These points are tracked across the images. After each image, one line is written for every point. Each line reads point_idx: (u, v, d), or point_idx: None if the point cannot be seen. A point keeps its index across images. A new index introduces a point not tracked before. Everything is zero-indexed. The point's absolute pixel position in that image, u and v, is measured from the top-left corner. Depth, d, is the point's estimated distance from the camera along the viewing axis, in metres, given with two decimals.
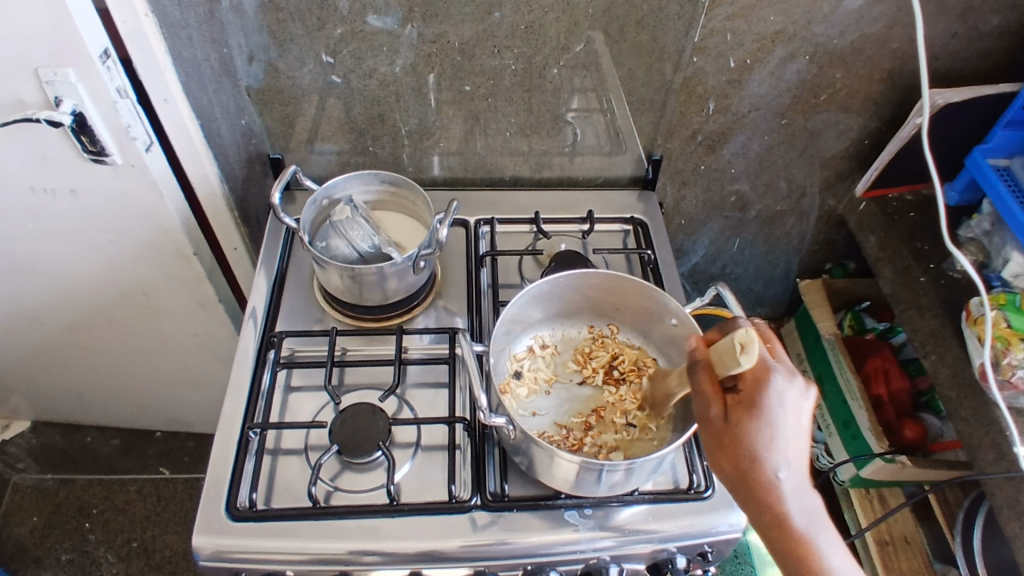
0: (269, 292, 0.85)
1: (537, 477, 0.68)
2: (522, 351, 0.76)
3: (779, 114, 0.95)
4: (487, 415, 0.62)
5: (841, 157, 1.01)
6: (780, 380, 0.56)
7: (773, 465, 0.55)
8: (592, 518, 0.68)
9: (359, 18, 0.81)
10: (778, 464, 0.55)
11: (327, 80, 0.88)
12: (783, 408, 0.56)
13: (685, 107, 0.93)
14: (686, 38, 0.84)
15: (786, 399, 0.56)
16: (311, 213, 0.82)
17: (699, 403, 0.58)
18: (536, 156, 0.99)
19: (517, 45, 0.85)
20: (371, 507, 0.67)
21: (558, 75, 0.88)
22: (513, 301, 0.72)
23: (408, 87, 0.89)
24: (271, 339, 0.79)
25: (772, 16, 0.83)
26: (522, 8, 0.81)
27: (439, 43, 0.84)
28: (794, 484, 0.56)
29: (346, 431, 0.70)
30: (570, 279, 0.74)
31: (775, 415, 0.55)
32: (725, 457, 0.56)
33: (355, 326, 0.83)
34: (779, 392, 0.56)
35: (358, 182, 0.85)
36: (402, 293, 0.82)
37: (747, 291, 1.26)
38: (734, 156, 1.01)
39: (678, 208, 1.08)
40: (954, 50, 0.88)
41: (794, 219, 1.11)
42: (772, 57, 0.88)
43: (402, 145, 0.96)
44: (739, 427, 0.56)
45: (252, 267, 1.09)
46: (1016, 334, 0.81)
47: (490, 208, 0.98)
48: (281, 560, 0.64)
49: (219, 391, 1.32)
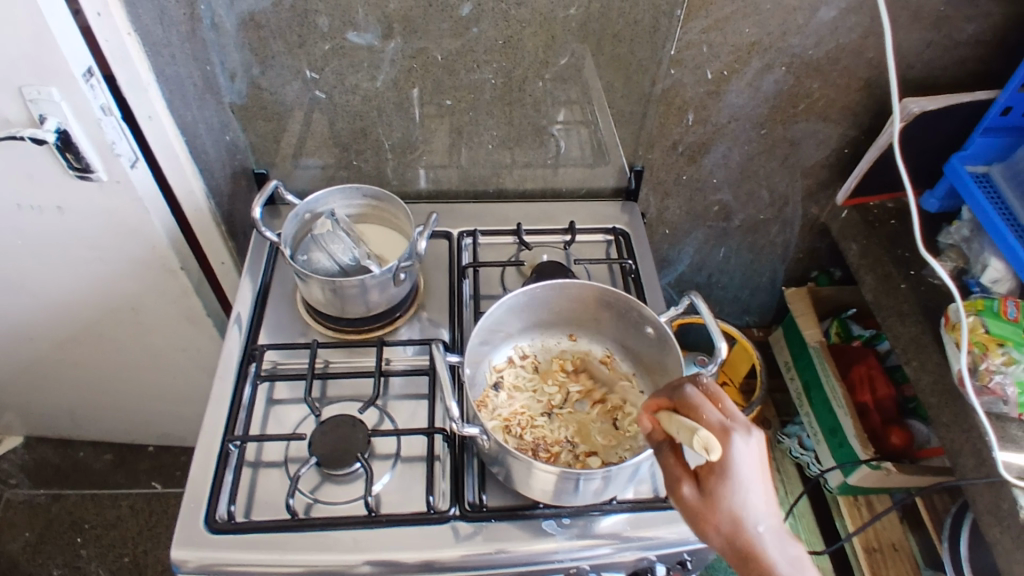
0: (253, 303, 0.86)
1: (516, 487, 0.68)
2: (501, 361, 0.77)
3: (758, 124, 0.96)
4: (461, 425, 0.62)
5: (822, 166, 1.02)
6: (739, 438, 0.54)
7: (753, 523, 0.53)
8: (572, 527, 0.68)
9: (340, 34, 0.82)
10: (758, 519, 0.53)
11: (311, 95, 0.89)
12: (747, 463, 0.53)
13: (664, 119, 0.95)
14: (663, 51, 0.86)
15: (748, 454, 0.54)
16: (292, 226, 0.83)
17: (668, 481, 0.56)
18: (519, 168, 1.00)
19: (496, 59, 0.86)
20: (351, 519, 0.67)
21: (539, 88, 0.89)
22: (491, 310, 0.72)
23: (390, 102, 0.90)
24: (253, 352, 0.80)
25: (747, 28, 0.85)
26: (500, 22, 0.82)
27: (420, 57, 0.85)
28: (778, 536, 0.53)
29: (325, 443, 0.70)
30: (547, 290, 0.74)
31: (742, 471, 0.53)
32: (708, 528, 0.54)
33: (337, 338, 0.84)
34: (740, 449, 0.53)
35: (340, 196, 0.85)
36: (384, 305, 0.82)
37: (734, 300, 1.26)
38: (715, 166, 1.02)
39: (662, 218, 1.09)
40: (929, 59, 0.89)
41: (778, 227, 1.12)
42: (749, 68, 0.89)
43: (386, 158, 0.97)
44: (714, 494, 0.53)
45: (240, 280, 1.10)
46: (995, 339, 0.81)
47: (474, 220, 0.99)
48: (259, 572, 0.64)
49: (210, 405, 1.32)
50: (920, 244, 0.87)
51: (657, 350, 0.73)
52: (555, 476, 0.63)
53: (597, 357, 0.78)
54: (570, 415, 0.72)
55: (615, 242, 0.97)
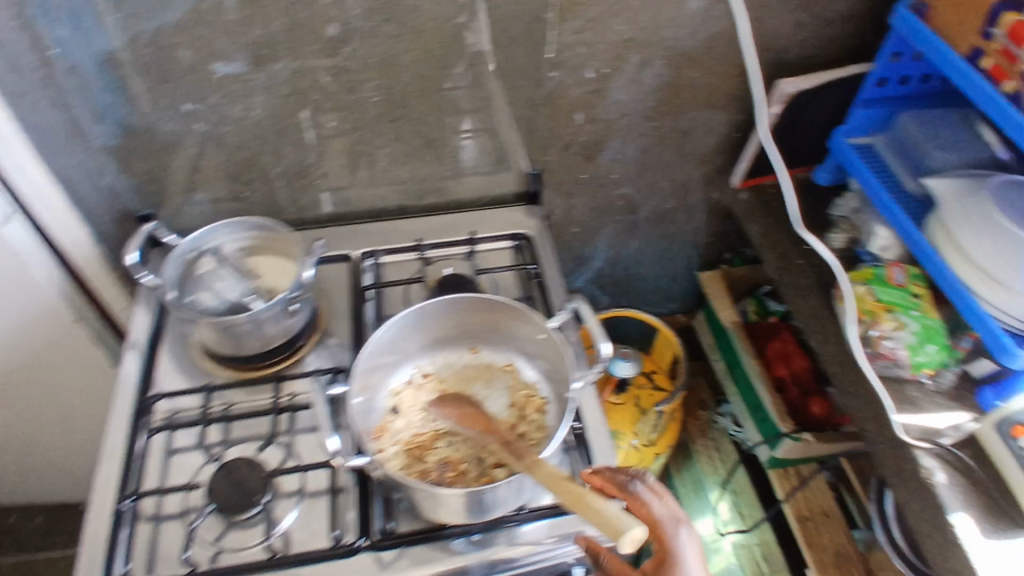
0: (146, 349, 0.83)
1: (422, 511, 0.67)
2: (401, 384, 0.76)
3: (647, 118, 0.97)
4: (345, 458, 0.61)
5: (716, 152, 1.04)
6: (683, 531, 0.60)
7: None
8: (482, 544, 0.68)
9: (205, 67, 0.80)
10: None
11: (191, 130, 0.86)
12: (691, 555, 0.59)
13: (554, 121, 0.95)
14: (538, 54, 0.86)
15: (691, 545, 0.60)
16: (175, 269, 0.80)
17: None
18: (418, 183, 0.99)
19: (374, 77, 0.84)
20: (257, 563, 0.66)
21: (422, 103, 0.89)
22: (380, 334, 0.72)
23: (274, 129, 0.88)
24: (145, 402, 0.77)
25: (619, 25, 0.85)
26: (371, 40, 0.81)
27: (298, 81, 0.83)
28: None
29: (224, 489, 0.68)
30: (434, 307, 0.74)
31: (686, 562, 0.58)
32: None
33: (237, 377, 0.81)
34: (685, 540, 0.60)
35: (226, 232, 0.83)
36: (280, 336, 0.81)
37: (655, 288, 1.28)
38: (613, 162, 1.02)
39: (569, 217, 1.10)
40: (802, 39, 0.91)
41: (684, 215, 1.14)
42: (630, 64, 0.90)
43: (280, 185, 0.95)
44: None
45: None
46: (885, 307, 0.84)
47: (376, 239, 0.97)
48: None
49: None
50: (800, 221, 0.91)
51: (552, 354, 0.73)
52: (450, 500, 0.62)
53: (499, 367, 0.78)
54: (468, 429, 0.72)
55: (519, 248, 0.97)
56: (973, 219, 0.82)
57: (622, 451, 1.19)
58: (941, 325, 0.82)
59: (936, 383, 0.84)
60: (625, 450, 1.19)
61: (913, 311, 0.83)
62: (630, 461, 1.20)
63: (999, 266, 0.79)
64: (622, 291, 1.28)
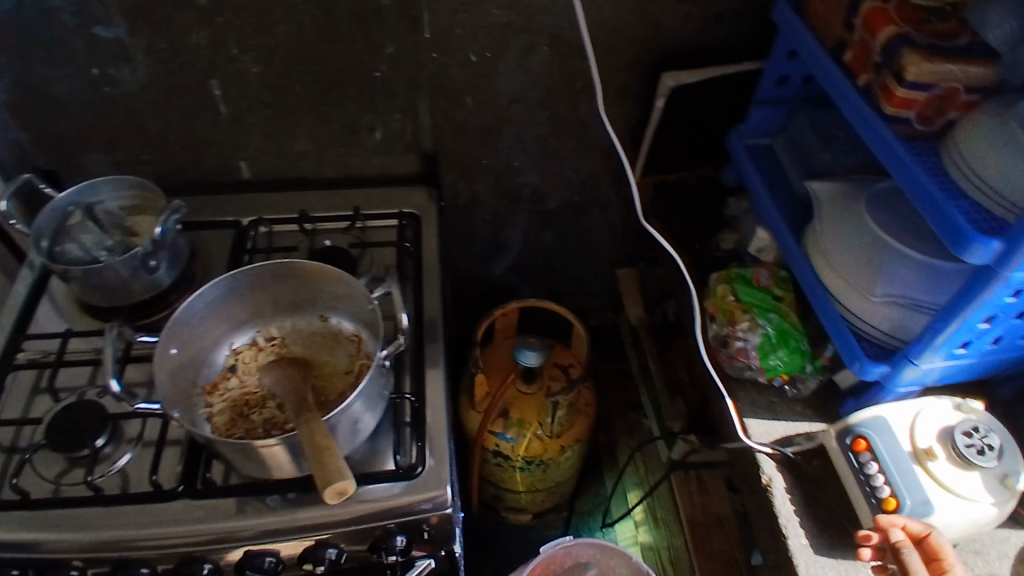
0: (24, 305, 0.86)
1: (253, 470, 0.72)
2: (245, 345, 0.79)
3: (541, 106, 0.96)
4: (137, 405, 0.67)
5: (620, 145, 1.03)
6: None
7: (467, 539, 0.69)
8: (294, 501, 0.71)
9: (87, 29, 0.82)
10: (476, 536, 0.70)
11: (84, 77, 0.87)
12: None
13: (444, 102, 0.94)
14: (417, 35, 0.86)
15: None
16: (54, 219, 0.82)
17: None
18: (313, 157, 0.99)
19: (252, 48, 0.85)
20: (81, 498, 0.70)
21: (304, 77, 0.89)
22: (209, 289, 0.74)
23: (138, 100, 0.90)
24: (16, 363, 0.80)
25: (494, 9, 0.84)
26: (242, 13, 0.82)
27: (178, 48, 0.85)
28: None
29: (59, 430, 0.73)
30: (308, 266, 0.76)
31: None
32: None
33: (100, 326, 0.85)
34: None
35: (110, 189, 0.84)
36: (149, 294, 0.84)
37: (578, 281, 1.27)
38: (512, 149, 1.01)
39: (474, 202, 1.09)
40: (692, 35, 0.90)
41: (596, 210, 1.13)
42: (511, 50, 0.89)
43: (176, 153, 0.97)
44: None
45: None
46: (742, 307, 0.85)
47: (263, 207, 0.97)
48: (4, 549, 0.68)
49: None
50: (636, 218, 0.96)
51: (383, 381, 0.73)
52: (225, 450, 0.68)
53: (345, 336, 0.79)
54: (296, 400, 0.68)
55: (403, 227, 0.95)
56: (843, 225, 0.79)
57: (524, 442, 1.18)
58: (797, 329, 0.83)
59: (795, 389, 0.83)
60: (528, 441, 1.18)
61: (770, 314, 0.83)
62: (532, 451, 1.19)
63: (857, 273, 0.75)
64: (543, 283, 1.27)
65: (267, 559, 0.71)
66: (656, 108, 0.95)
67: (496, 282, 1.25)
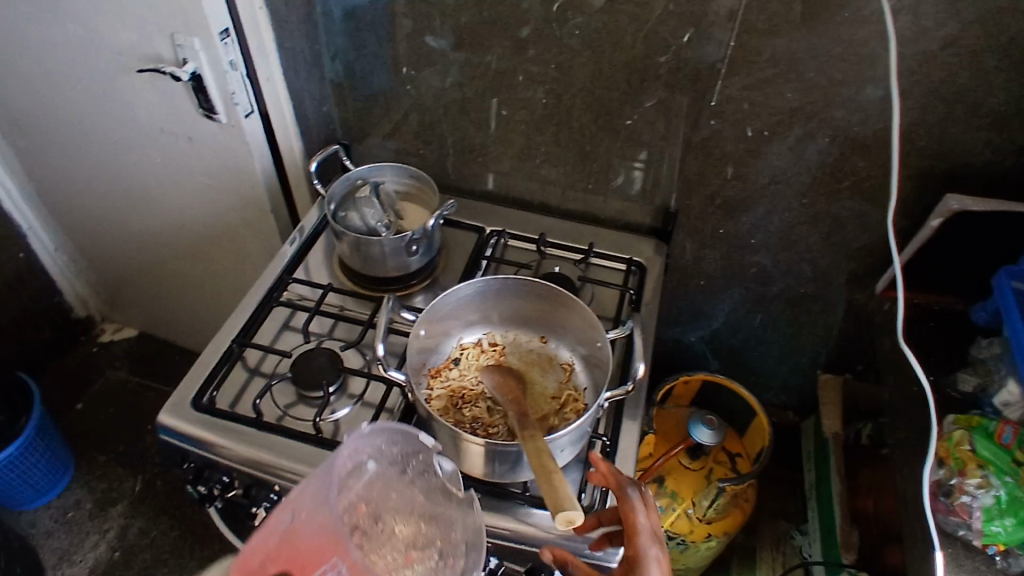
0: (296, 251, 0.99)
1: (451, 458, 0.76)
2: (470, 342, 0.85)
3: (801, 194, 0.94)
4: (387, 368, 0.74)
5: (869, 251, 0.98)
6: None
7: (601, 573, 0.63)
8: (477, 502, 0.76)
9: (419, 36, 0.93)
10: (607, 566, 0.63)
11: (397, 73, 0.99)
12: None
13: (704, 168, 0.96)
14: (703, 101, 0.88)
15: None
16: (343, 187, 0.96)
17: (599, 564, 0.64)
18: (562, 187, 1.05)
19: (548, 81, 0.92)
20: (302, 434, 0.78)
21: (582, 116, 0.95)
22: (463, 288, 0.81)
23: (435, 103, 1.01)
24: (278, 298, 0.92)
25: (789, 92, 0.85)
26: (554, 48, 0.88)
27: (485, 68, 0.94)
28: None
29: (302, 368, 0.83)
30: (551, 291, 0.80)
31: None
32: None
33: (350, 288, 0.95)
34: None
35: (392, 173, 0.98)
36: (397, 270, 0.94)
37: (772, 372, 1.23)
38: (755, 227, 1.00)
39: (697, 267, 1.09)
40: (992, 161, 0.84)
41: (819, 306, 1.08)
42: (791, 134, 0.88)
43: (448, 153, 1.07)
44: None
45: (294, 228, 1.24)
46: (976, 460, 0.81)
47: (507, 222, 1.05)
48: (229, 456, 0.77)
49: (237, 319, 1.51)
50: (899, 335, 0.91)
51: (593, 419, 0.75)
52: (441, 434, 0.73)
53: (559, 362, 0.83)
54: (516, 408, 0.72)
55: (630, 273, 0.99)
56: None
57: (671, 515, 1.13)
58: None
59: (1007, 561, 0.79)
60: (677, 515, 1.13)
61: (1007, 478, 0.79)
62: (678, 529, 1.13)
63: None
64: (735, 362, 1.24)
65: None
66: (928, 226, 0.91)
67: (687, 347, 1.24)
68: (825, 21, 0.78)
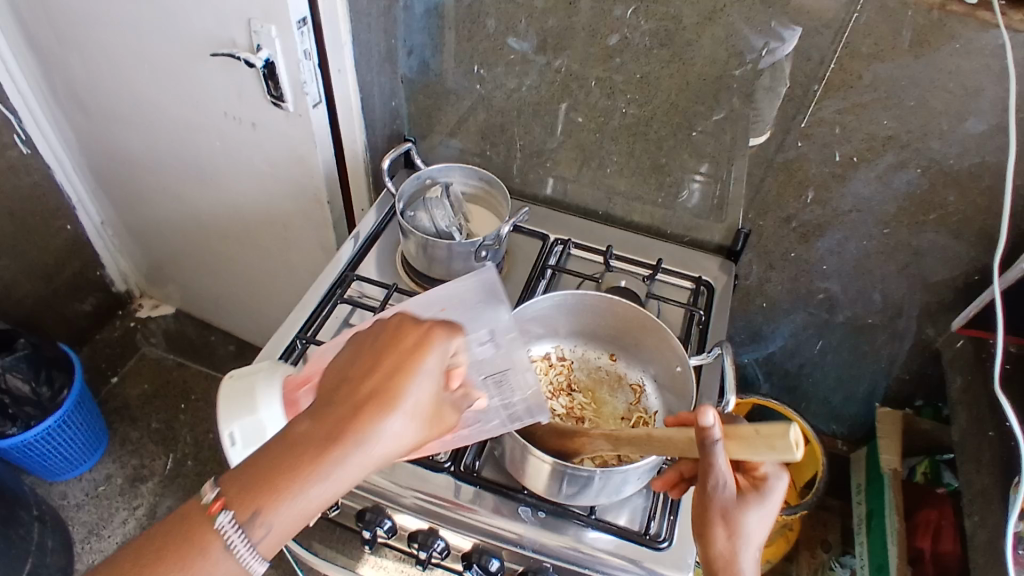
0: (358, 248, 0.98)
1: (515, 471, 0.75)
2: (538, 355, 0.83)
3: (882, 222, 0.91)
4: None
5: (947, 286, 0.95)
6: None
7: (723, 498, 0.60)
8: (541, 520, 0.75)
9: (502, 37, 0.91)
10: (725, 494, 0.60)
11: (471, 71, 0.97)
12: None
13: (782, 189, 0.93)
14: (792, 121, 0.86)
15: None
16: (412, 186, 0.95)
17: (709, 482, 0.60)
18: (629, 198, 1.03)
19: (630, 90, 0.89)
20: None
21: (661, 129, 0.92)
22: (542, 302, 0.79)
23: (509, 105, 0.99)
24: (341, 294, 0.91)
25: (886, 119, 0.81)
26: (642, 58, 0.85)
27: (566, 74, 0.91)
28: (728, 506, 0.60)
29: None
30: (631, 312, 0.78)
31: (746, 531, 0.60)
32: (722, 527, 0.60)
33: (414, 288, 0.94)
34: None
35: (460, 174, 0.96)
36: (462, 275, 0.92)
37: (825, 399, 1.20)
38: (828, 252, 0.97)
39: (762, 288, 1.06)
40: None
41: (886, 337, 1.05)
42: (881, 161, 0.85)
43: (515, 156, 1.05)
44: (742, 504, 0.61)
45: (347, 220, 1.22)
46: None
47: (572, 231, 1.04)
48: None
49: (278, 304, 1.51)
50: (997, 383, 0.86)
51: None
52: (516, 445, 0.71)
53: (628, 382, 0.82)
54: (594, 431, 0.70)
55: (698, 292, 0.96)
56: None
57: None
58: None
59: None
60: None
61: None
62: None
63: None
64: (787, 386, 1.21)
65: (492, 562, 0.75)
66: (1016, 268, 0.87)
67: (740, 367, 1.22)
68: (933, 50, 0.74)
